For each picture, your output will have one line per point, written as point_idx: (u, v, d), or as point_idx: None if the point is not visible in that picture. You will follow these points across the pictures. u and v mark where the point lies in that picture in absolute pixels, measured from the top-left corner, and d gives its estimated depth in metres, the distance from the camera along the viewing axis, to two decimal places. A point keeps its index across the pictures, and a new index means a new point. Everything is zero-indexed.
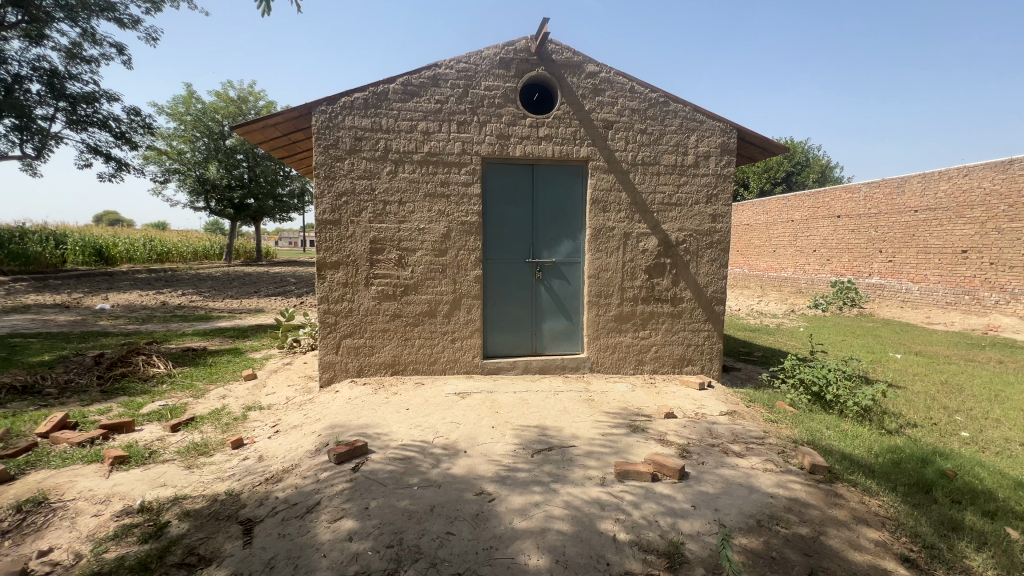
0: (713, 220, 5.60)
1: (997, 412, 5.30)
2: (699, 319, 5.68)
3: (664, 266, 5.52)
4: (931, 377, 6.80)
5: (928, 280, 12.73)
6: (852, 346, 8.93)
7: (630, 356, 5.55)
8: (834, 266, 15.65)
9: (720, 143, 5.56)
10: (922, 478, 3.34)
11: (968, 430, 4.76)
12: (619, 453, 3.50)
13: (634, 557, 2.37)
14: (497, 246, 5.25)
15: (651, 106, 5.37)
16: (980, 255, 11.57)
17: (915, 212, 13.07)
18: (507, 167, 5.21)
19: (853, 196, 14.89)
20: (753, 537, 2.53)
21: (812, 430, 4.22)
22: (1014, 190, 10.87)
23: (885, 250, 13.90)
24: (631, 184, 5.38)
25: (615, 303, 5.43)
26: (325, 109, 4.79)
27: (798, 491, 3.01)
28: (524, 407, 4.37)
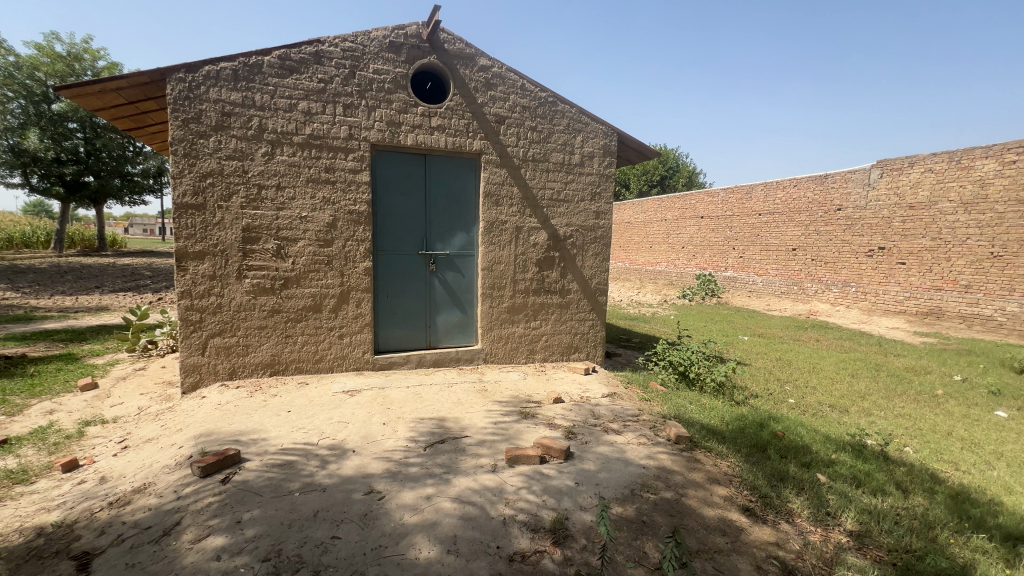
0: (597, 217, 6.00)
1: (814, 381, 6.47)
2: (584, 309, 6.07)
3: (553, 259, 5.79)
4: (769, 355, 8.07)
5: (768, 273, 15.02)
6: (711, 331, 10.23)
7: (522, 345, 5.75)
8: (698, 261, 17.73)
9: (602, 145, 5.96)
10: (760, 440, 3.96)
11: (793, 397, 5.76)
12: (510, 439, 3.62)
13: (522, 537, 2.47)
14: (388, 238, 5.06)
15: (540, 104, 5.57)
16: (805, 253, 13.93)
17: (759, 215, 15.33)
18: (398, 156, 5.05)
19: (713, 199, 16.97)
20: (627, 505, 2.79)
21: (678, 405, 4.78)
22: (828, 200, 13.26)
23: (737, 247, 16.10)
24: (522, 179, 5.54)
25: (508, 295, 5.58)
26: (183, 77, 4.19)
27: (664, 460, 3.39)
28: (416, 402, 4.29)
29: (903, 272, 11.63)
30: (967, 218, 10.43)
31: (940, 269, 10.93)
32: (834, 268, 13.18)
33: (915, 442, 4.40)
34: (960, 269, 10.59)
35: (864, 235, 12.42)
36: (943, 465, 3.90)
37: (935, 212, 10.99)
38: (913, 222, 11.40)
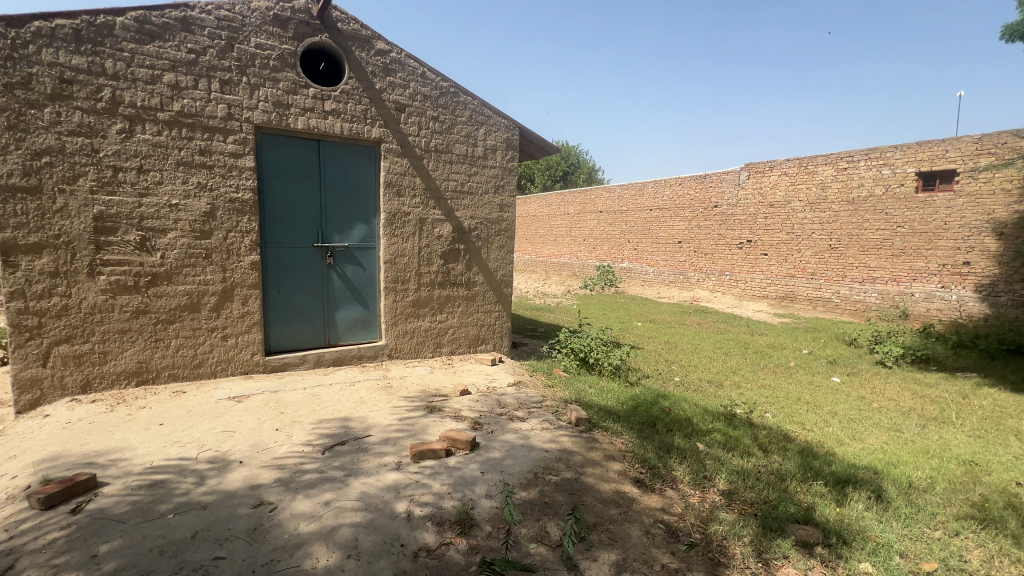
0: (500, 210, 6.08)
1: (695, 360, 7.21)
2: (490, 301, 6.14)
3: (458, 251, 5.76)
4: (659, 338, 8.84)
5: (658, 264, 16.39)
6: (609, 318, 10.93)
7: (428, 339, 5.67)
8: (598, 253, 18.78)
9: (505, 139, 6.04)
10: (650, 416, 4.33)
11: (678, 376, 6.38)
12: (415, 435, 3.56)
13: (428, 531, 2.44)
14: (277, 229, 4.66)
15: (442, 94, 5.49)
16: (689, 245, 15.41)
17: (650, 210, 16.62)
18: (288, 140, 4.66)
19: (610, 195, 18.05)
20: (531, 488, 2.89)
21: (579, 390, 5.04)
22: (707, 198, 14.77)
23: (632, 240, 17.32)
24: (425, 170, 5.42)
25: (412, 289, 5.45)
26: (4, 33, 3.46)
27: (565, 442, 3.56)
28: (314, 403, 4.04)
29: (765, 262, 13.37)
30: (813, 216, 12.25)
31: (793, 259, 12.74)
32: (712, 259, 14.75)
33: (774, 408, 5.11)
34: (808, 259, 12.43)
35: (735, 229, 14.05)
36: (794, 426, 4.57)
37: (789, 210, 12.75)
38: (773, 219, 13.12)
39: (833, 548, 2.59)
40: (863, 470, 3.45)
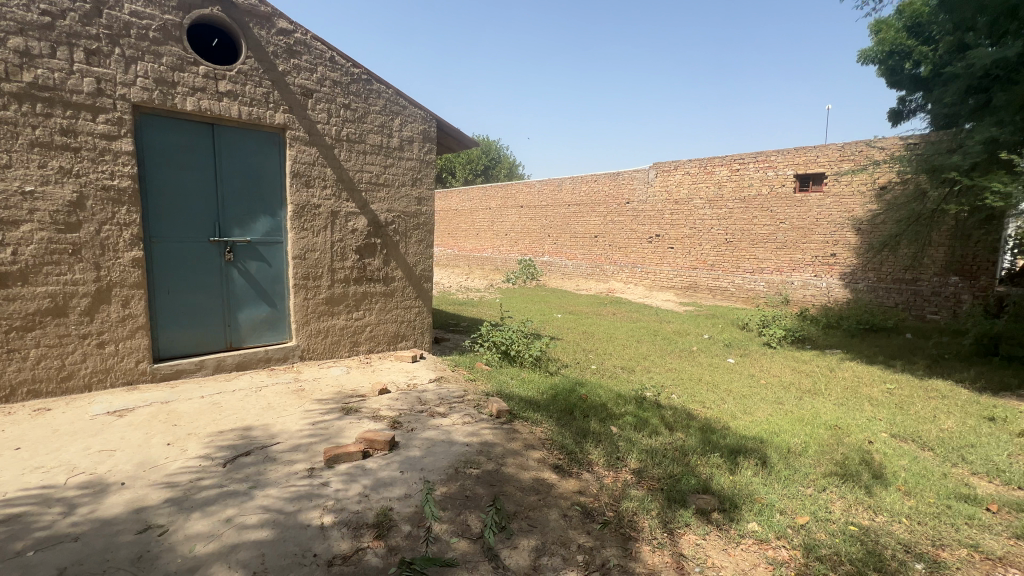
0: (418, 203, 5.95)
1: (610, 349, 7.61)
2: (409, 297, 6.00)
3: (374, 246, 5.55)
4: (577, 329, 9.20)
5: (577, 257, 17.02)
6: (530, 311, 11.17)
7: (344, 338, 5.41)
8: (519, 247, 19.08)
9: (421, 130, 5.91)
10: (568, 404, 4.50)
11: (595, 363, 6.69)
12: (330, 438, 3.39)
13: (342, 538, 2.34)
14: (165, 222, 4.17)
15: (353, 81, 5.23)
16: (604, 239, 16.16)
17: (568, 205, 17.18)
18: (175, 123, 4.16)
19: (530, 190, 18.39)
20: (451, 484, 2.88)
21: (500, 382, 5.11)
22: (620, 194, 15.57)
23: (551, 234, 17.81)
24: (336, 160, 5.15)
25: (325, 286, 5.17)
26: None
27: (486, 435, 3.59)
28: (213, 413, 3.69)
29: (672, 255, 14.40)
30: (712, 212, 13.39)
31: (695, 252, 13.86)
32: (625, 253, 15.61)
33: (678, 389, 5.55)
34: (708, 252, 13.59)
35: (645, 224, 14.97)
36: (696, 405, 4.99)
37: (692, 207, 13.83)
38: (678, 215, 14.15)
39: (727, 512, 2.87)
40: (752, 441, 3.86)
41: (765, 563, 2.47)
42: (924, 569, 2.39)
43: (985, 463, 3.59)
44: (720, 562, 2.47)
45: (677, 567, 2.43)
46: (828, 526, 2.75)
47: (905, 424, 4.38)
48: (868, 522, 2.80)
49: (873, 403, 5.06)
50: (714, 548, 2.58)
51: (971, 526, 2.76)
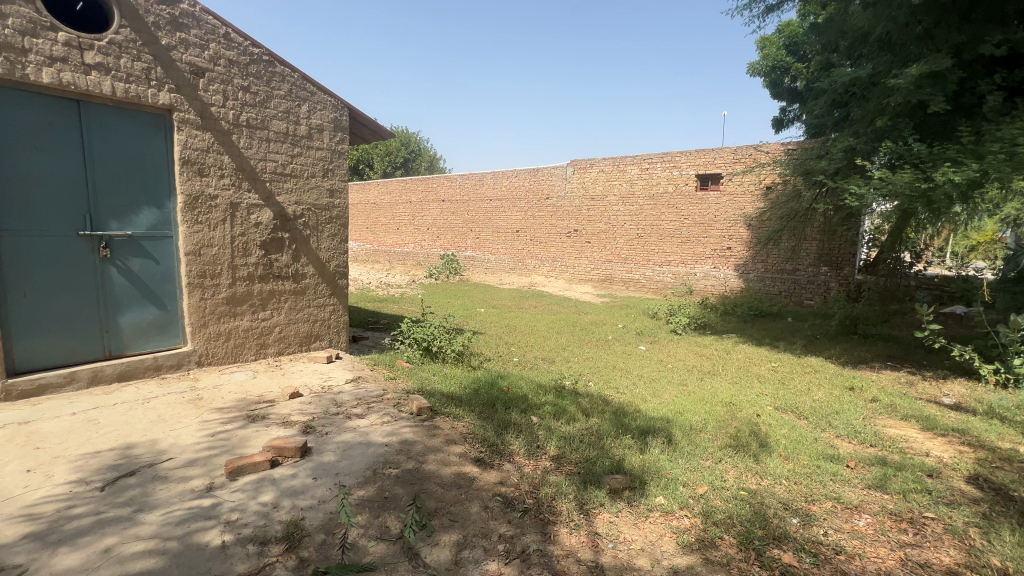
0: (330, 195, 5.64)
1: (532, 341, 7.77)
2: (323, 294, 5.68)
3: (282, 241, 5.18)
4: (500, 323, 9.29)
5: (499, 252, 17.15)
6: (453, 306, 11.09)
7: (249, 341, 5.00)
8: (442, 242, 18.81)
9: (332, 119, 5.61)
10: (490, 397, 4.54)
11: (517, 356, 6.81)
12: (232, 449, 3.13)
13: (247, 555, 2.18)
14: (19, 213, 3.56)
15: (252, 62, 4.82)
16: (526, 234, 16.45)
17: (489, 200, 17.23)
18: (30, 97, 3.57)
19: (452, 184, 18.19)
20: (368, 486, 2.79)
21: (421, 379, 5.02)
22: (540, 190, 15.90)
23: (474, 229, 17.77)
24: (235, 147, 4.72)
25: (225, 284, 4.73)
26: None
27: (406, 433, 3.52)
28: (89, 431, 3.25)
29: (589, 249, 15.02)
30: (625, 208, 14.14)
31: (610, 246, 14.58)
32: (546, 247, 16.00)
33: (595, 377, 5.82)
34: (622, 246, 14.35)
35: (564, 219, 15.46)
36: (610, 391, 5.27)
37: (606, 203, 14.50)
38: (594, 210, 14.77)
39: (637, 489, 3.07)
40: (660, 421, 4.15)
41: (669, 532, 2.68)
42: (799, 522, 2.73)
43: (847, 427, 4.17)
44: (631, 537, 2.64)
45: (592, 546, 2.55)
46: (723, 493, 3.04)
47: (786, 398, 4.97)
48: (756, 486, 3.15)
49: (761, 381, 5.67)
50: (626, 524, 2.75)
51: (835, 481, 3.20)
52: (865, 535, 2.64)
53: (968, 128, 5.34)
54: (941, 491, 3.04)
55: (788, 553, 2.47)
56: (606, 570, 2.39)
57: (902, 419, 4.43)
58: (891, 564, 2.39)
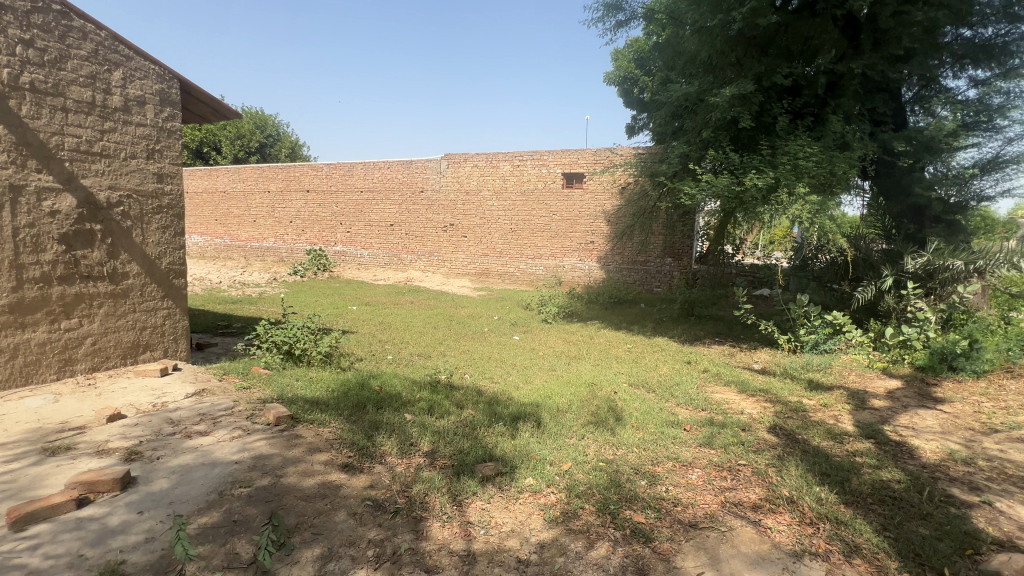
0: (158, 181, 4.81)
1: (408, 337, 7.58)
2: (153, 297, 4.84)
3: (91, 233, 4.28)
4: (373, 320, 8.88)
5: (373, 246, 16.37)
6: (321, 305, 10.30)
7: (48, 357, 4.04)
8: (307, 236, 17.31)
9: (157, 90, 4.78)
10: (360, 399, 4.31)
11: (391, 354, 6.58)
12: (21, 492, 2.52)
13: None
14: None
15: (38, 11, 3.88)
16: (400, 228, 15.93)
17: (360, 192, 16.30)
18: None
19: (317, 173, 16.82)
20: (213, 511, 2.47)
21: (282, 386, 4.57)
22: (414, 182, 15.50)
23: (344, 222, 16.68)
24: (13, 115, 3.75)
25: (6, 288, 3.75)
26: None
27: (260, 447, 3.19)
28: None
29: (465, 243, 15.12)
30: (498, 204, 14.50)
31: (486, 241, 14.85)
32: (421, 241, 15.70)
33: (470, 369, 5.90)
34: (496, 240, 14.71)
35: (439, 213, 15.32)
36: (485, 381, 5.38)
37: (481, 198, 14.72)
38: (469, 205, 14.89)
39: (507, 473, 3.18)
40: (530, 406, 4.36)
41: (537, 510, 2.83)
42: (646, 483, 3.09)
43: (685, 396, 4.83)
44: (502, 520, 2.74)
45: (464, 535, 2.59)
46: (585, 466, 3.30)
47: (638, 375, 5.58)
48: (612, 456, 3.48)
49: (619, 362, 6.28)
50: (497, 509, 2.84)
51: (675, 443, 3.69)
52: (696, 486, 3.09)
53: (767, 143, 6.51)
54: (750, 441, 3.69)
55: (636, 512, 2.78)
56: (478, 556, 2.45)
57: (725, 384, 5.28)
58: (714, 507, 2.84)
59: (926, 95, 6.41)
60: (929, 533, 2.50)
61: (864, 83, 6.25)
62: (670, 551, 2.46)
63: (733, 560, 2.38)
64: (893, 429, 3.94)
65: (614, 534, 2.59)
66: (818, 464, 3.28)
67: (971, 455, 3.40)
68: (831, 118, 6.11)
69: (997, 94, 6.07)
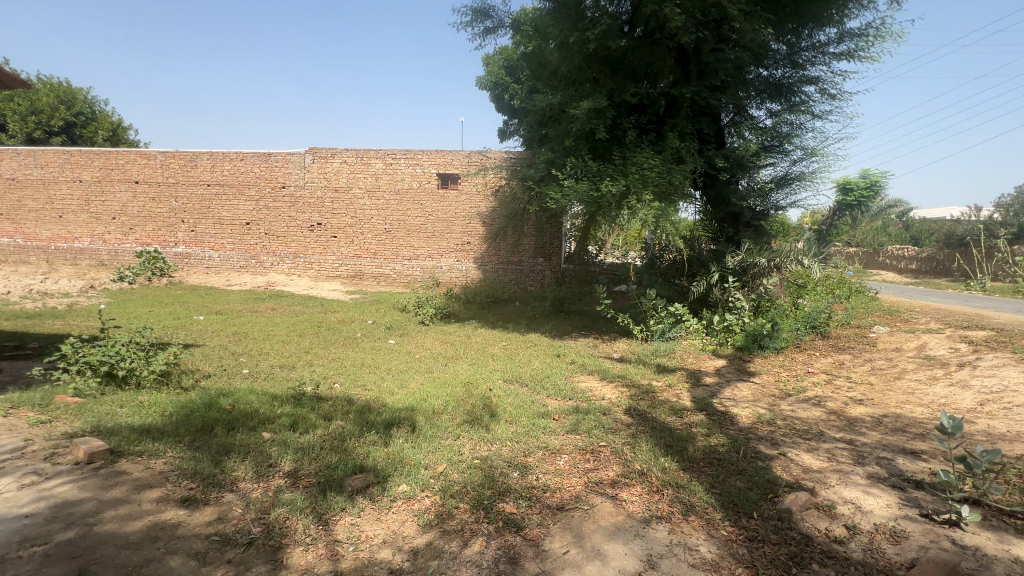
0: None
1: (268, 348, 6.86)
2: None
3: None
4: (226, 331, 7.86)
5: (224, 247, 14.48)
6: (156, 316, 8.80)
7: None
8: (137, 236, 14.65)
9: None
10: (206, 421, 3.78)
11: (247, 367, 5.89)
12: None
13: None
14: None
15: None
16: (258, 227, 14.34)
17: (207, 185, 14.28)
18: None
19: (149, 162, 14.33)
20: None
21: (99, 416, 3.81)
22: (273, 177, 14.06)
23: (185, 220, 14.47)
24: None
25: None
26: None
27: (65, 493, 2.62)
28: None
29: (335, 244, 14.17)
30: (371, 203, 13.86)
31: (358, 241, 14.09)
32: (284, 241, 14.32)
33: (341, 378, 5.54)
34: (370, 241, 14.05)
35: (304, 212, 14.13)
36: (357, 390, 5.10)
37: (351, 196, 13.92)
38: (338, 203, 13.99)
39: (380, 483, 3.07)
40: (404, 411, 4.25)
41: (411, 516, 2.78)
42: (518, 474, 3.22)
43: (555, 387, 5.15)
44: (373, 533, 2.63)
45: (330, 556, 2.43)
46: (460, 465, 3.33)
47: (513, 371, 5.79)
48: (486, 452, 3.56)
49: (495, 359, 6.45)
50: (368, 522, 2.72)
51: (545, 433, 3.91)
52: (563, 471, 3.31)
53: (619, 154, 7.23)
54: (610, 424, 4.07)
55: (509, 503, 2.88)
56: None
57: (590, 374, 5.74)
58: (579, 488, 3.07)
59: (738, 121, 7.63)
60: (744, 485, 3.00)
61: (693, 107, 7.27)
62: (539, 536, 2.60)
63: (594, 535, 2.60)
64: (720, 401, 4.66)
65: (487, 528, 2.65)
66: (663, 437, 3.74)
67: (773, 417, 4.18)
68: (669, 135, 6.99)
69: (785, 124, 7.60)
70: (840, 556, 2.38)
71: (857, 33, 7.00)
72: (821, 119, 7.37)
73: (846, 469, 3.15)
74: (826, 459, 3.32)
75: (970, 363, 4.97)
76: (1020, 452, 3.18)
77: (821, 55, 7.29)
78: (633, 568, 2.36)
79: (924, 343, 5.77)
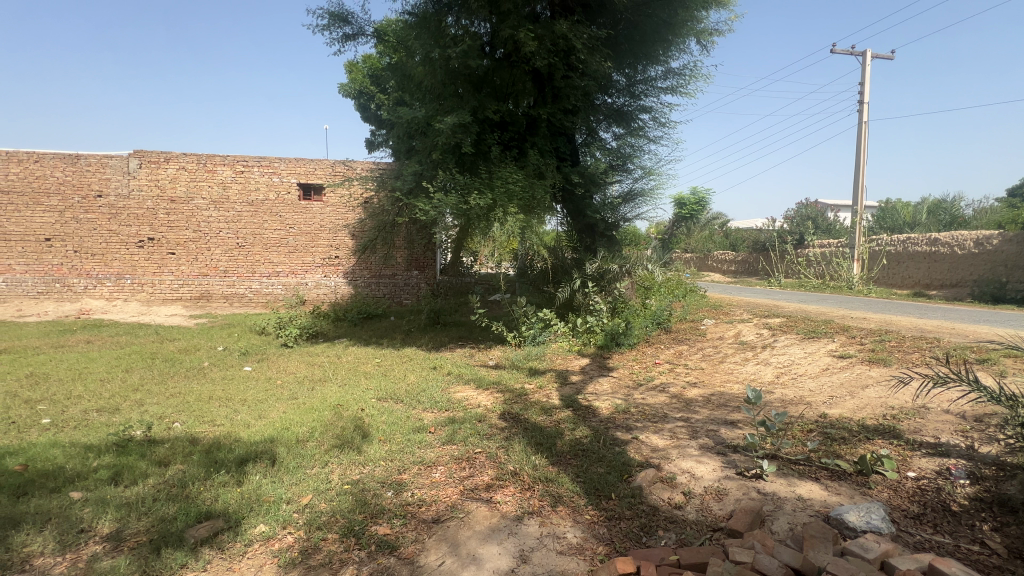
0: None
1: (80, 389, 5.66)
2: None
3: None
4: (17, 373, 6.32)
5: (14, 270, 11.67)
6: None
7: None
8: None
9: None
10: None
11: (50, 415, 4.79)
12: None
13: None
14: None
15: None
16: (64, 243, 11.79)
17: None
18: None
19: None
20: None
21: None
22: (83, 183, 11.71)
23: None
24: None
25: None
26: None
27: None
28: None
29: (174, 262, 12.26)
30: (217, 215, 12.28)
31: (203, 258, 12.38)
32: (102, 260, 11.98)
33: (183, 415, 4.81)
34: (218, 257, 12.43)
35: (130, 225, 11.99)
36: (203, 427, 4.47)
37: (192, 207, 12.20)
38: (175, 215, 12.14)
39: (231, 529, 2.72)
40: (262, 444, 3.84)
41: (270, 558, 2.53)
42: (392, 493, 3.13)
43: (431, 400, 5.09)
44: None
45: None
46: (327, 494, 3.11)
47: (388, 388, 5.58)
48: (358, 475, 3.39)
49: (368, 377, 6.17)
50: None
51: (420, 448, 3.85)
52: (440, 482, 3.29)
53: (484, 169, 7.52)
54: (485, 430, 4.16)
55: (383, 525, 2.77)
56: None
57: (467, 383, 5.79)
58: (455, 497, 3.08)
59: (588, 141, 8.43)
60: (604, 470, 3.31)
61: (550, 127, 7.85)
62: (414, 553, 2.55)
63: (469, 541, 2.64)
64: (584, 397, 5.06)
65: (359, 555, 2.53)
66: (535, 437, 3.93)
67: (627, 405, 4.67)
68: (529, 152, 7.45)
69: (627, 146, 8.60)
70: (679, 519, 2.75)
71: (677, 73, 8.25)
72: (655, 143, 8.48)
73: (683, 444, 3.65)
74: (669, 437, 3.81)
75: (769, 345, 6.14)
76: (802, 412, 4.02)
77: (652, 89, 8.37)
78: (506, 565, 2.44)
79: (739, 331, 6.96)
